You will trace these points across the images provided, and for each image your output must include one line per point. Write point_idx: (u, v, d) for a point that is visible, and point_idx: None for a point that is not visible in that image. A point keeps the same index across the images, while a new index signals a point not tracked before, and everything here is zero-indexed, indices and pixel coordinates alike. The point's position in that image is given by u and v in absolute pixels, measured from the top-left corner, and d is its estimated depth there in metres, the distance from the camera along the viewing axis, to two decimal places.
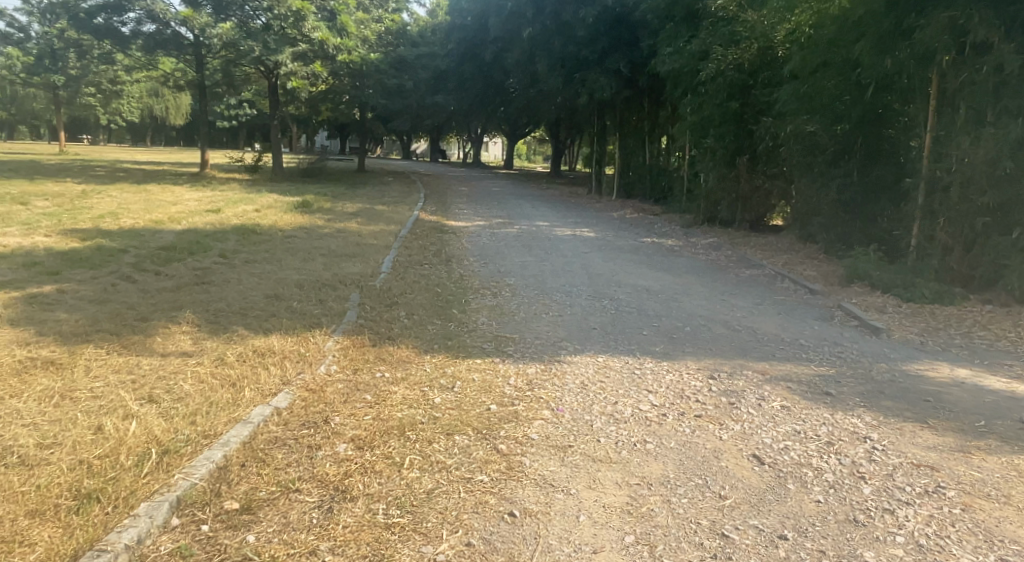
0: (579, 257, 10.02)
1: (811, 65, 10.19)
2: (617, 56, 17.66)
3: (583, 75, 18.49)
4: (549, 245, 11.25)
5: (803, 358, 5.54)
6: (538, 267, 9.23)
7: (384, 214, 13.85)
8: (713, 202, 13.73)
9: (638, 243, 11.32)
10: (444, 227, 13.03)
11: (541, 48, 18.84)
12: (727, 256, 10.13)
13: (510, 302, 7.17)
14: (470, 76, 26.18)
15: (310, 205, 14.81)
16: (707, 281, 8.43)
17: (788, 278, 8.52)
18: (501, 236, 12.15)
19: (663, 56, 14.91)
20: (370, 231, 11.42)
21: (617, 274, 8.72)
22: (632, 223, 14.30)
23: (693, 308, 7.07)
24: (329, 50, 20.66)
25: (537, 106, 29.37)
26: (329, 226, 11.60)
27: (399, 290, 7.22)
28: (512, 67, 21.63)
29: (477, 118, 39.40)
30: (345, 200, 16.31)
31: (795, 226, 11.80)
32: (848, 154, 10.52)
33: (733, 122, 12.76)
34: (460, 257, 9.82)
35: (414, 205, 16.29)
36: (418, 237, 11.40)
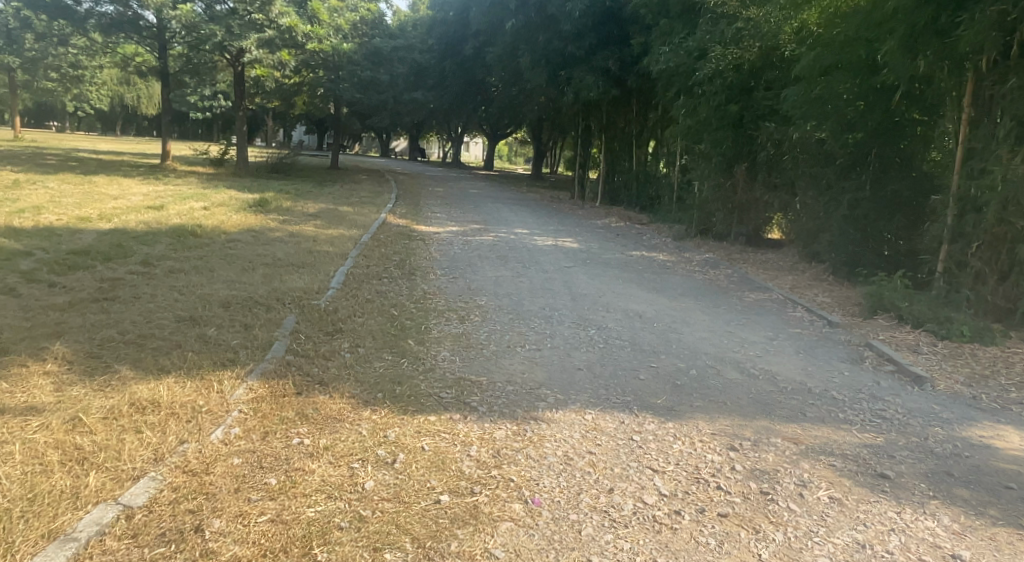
0: (561, 273, 8.89)
1: (822, 67, 9.20)
2: (605, 54, 16.61)
3: (569, 73, 17.41)
4: (528, 257, 10.11)
5: (840, 420, 4.45)
6: (514, 284, 8.08)
7: (347, 216, 12.61)
8: (707, 213, 12.68)
9: (626, 258, 10.23)
10: (412, 232, 11.82)
11: (525, 42, 17.74)
12: (725, 275, 9.07)
13: (478, 330, 6.01)
14: (450, 72, 25.00)
15: (267, 203, 13.55)
16: (708, 307, 7.35)
17: (797, 305, 7.46)
18: (476, 245, 10.98)
19: (655, 55, 13.88)
20: (326, 236, 10.19)
21: (605, 296, 7.59)
22: (619, 233, 13.22)
23: (697, 343, 5.97)
24: (299, 39, 19.37)
25: (520, 106, 28.25)
26: (280, 229, 10.34)
27: (346, 313, 6.03)
28: (493, 63, 20.51)
29: (458, 117, 38.18)
30: (308, 199, 15.05)
31: (798, 243, 10.78)
32: (861, 166, 9.52)
33: (731, 128, 11.76)
34: (426, 269, 8.64)
35: (383, 207, 15.06)
36: (381, 243, 10.19)
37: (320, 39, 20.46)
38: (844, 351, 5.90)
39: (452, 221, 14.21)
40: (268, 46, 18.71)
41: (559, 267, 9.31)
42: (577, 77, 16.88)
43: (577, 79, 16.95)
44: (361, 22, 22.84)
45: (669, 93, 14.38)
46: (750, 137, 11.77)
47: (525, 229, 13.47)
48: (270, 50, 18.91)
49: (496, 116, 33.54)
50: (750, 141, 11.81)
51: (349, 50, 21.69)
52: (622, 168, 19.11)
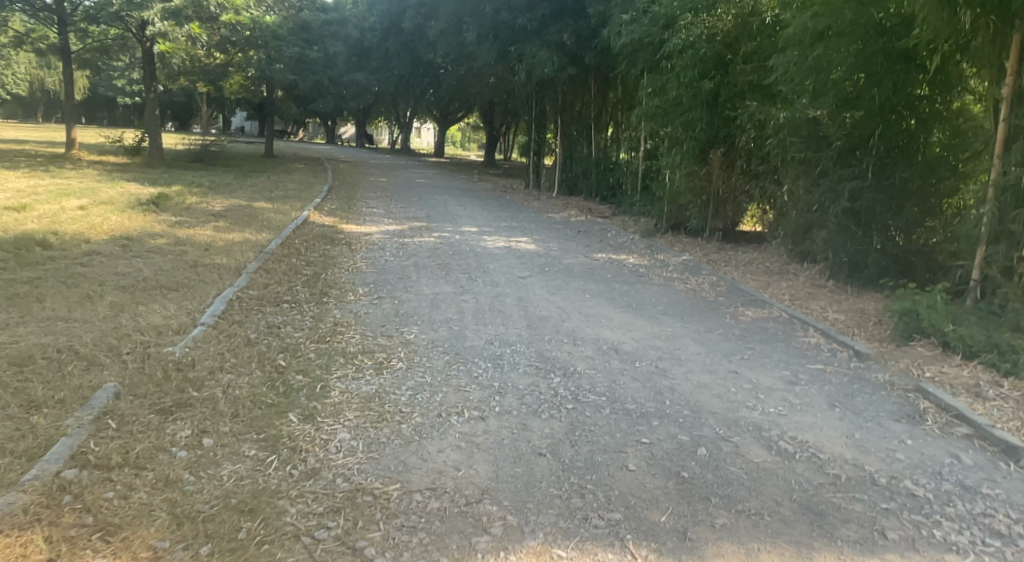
0: (514, 287, 7.23)
1: (814, 33, 7.70)
2: (558, 26, 14.94)
3: (520, 48, 15.70)
4: (474, 264, 8.41)
5: (941, 545, 2.87)
6: (454, 307, 6.38)
7: (260, 215, 10.72)
8: (679, 205, 11.14)
9: (588, 263, 8.63)
10: (333, 233, 9.98)
11: (469, 14, 15.97)
12: (709, 283, 7.54)
13: (396, 387, 4.28)
14: (393, 51, 23.02)
15: (168, 200, 11.62)
16: (701, 334, 5.76)
17: (808, 326, 5.94)
18: (414, 249, 9.24)
19: (616, 26, 12.25)
20: (222, 243, 8.31)
21: (568, 323, 5.96)
22: (578, 229, 11.62)
23: (695, 397, 4.37)
24: (211, 10, 17.37)
25: (469, 88, 26.42)
26: (167, 234, 8.47)
27: (205, 371, 4.22)
28: (437, 39, 18.69)
29: (404, 101, 36.15)
30: (219, 194, 13.12)
31: (786, 240, 9.29)
32: (862, 150, 8.06)
33: (705, 107, 10.21)
34: (343, 286, 6.89)
35: (310, 202, 13.19)
36: (291, 248, 8.36)
37: (237, 11, 18.36)
38: (891, 402, 4.37)
39: (387, 217, 12.43)
40: (173, 16, 16.48)
41: (512, 278, 7.65)
42: (527, 52, 15.21)
43: (529, 55, 15.25)
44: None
45: (634, 70, 12.81)
46: (727, 117, 10.24)
47: (472, 226, 11.77)
48: (176, 21, 16.66)
49: (445, 100, 31.56)
50: (727, 122, 10.28)
51: (272, 23, 19.59)
52: (580, 154, 17.50)
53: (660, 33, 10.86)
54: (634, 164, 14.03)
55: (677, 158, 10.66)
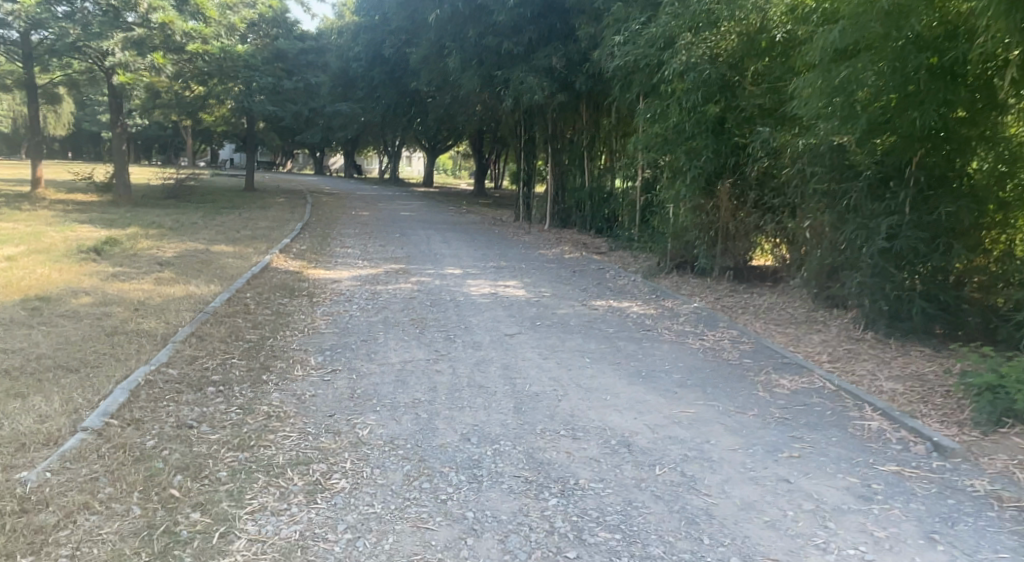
0: (499, 351, 6.06)
1: (840, 50, 6.64)
2: (546, 50, 13.99)
3: (505, 74, 14.76)
4: (453, 318, 7.23)
5: None
6: (424, 383, 5.19)
7: (215, 262, 9.58)
8: (684, 241, 10.03)
9: (585, 314, 7.47)
10: (293, 280, 8.83)
11: (451, 39, 15.04)
12: (730, 339, 6.40)
13: (328, 530, 3.08)
14: (377, 81, 22.11)
15: (116, 247, 10.50)
16: (731, 417, 4.57)
17: (863, 402, 4.77)
18: (385, 300, 8.06)
19: (609, 48, 11.24)
20: (157, 301, 7.17)
21: (564, 405, 4.79)
22: (573, 269, 10.50)
23: (742, 532, 3.18)
24: (177, 39, 16.46)
25: (457, 116, 25.48)
26: (96, 290, 7.32)
27: (57, 514, 3.02)
28: (419, 66, 17.72)
29: (391, 130, 35.28)
30: (177, 237, 12.00)
31: (809, 282, 8.18)
32: (897, 181, 6.98)
33: (711, 134, 9.15)
34: (292, 356, 5.71)
35: (278, 242, 12.06)
36: (237, 303, 7.21)
37: (205, 39, 17.18)
38: (1008, 533, 3.19)
39: (362, 258, 11.28)
40: (136, 45, 16.02)
41: (497, 337, 6.47)
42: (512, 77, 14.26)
43: (516, 80, 14.29)
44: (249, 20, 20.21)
45: (629, 95, 11.79)
46: (736, 145, 9.17)
47: (455, 268, 10.63)
48: (138, 50, 16.05)
49: (433, 129, 30.66)
50: (736, 149, 9.21)
51: (244, 51, 18.64)
52: (572, 185, 16.45)
53: (657, 54, 9.82)
54: (632, 196, 12.98)
55: (681, 190, 9.58)
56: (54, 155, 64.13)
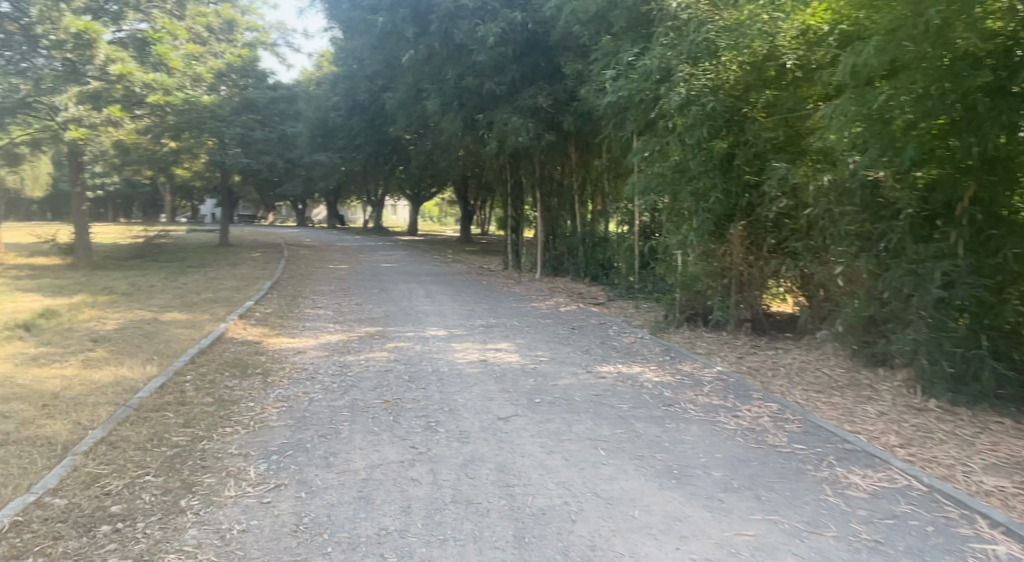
0: (491, 445, 4.85)
1: (873, 72, 5.60)
2: (531, 90, 13.17)
3: (488, 116, 13.90)
4: (435, 397, 6.03)
5: None
6: (394, 500, 3.97)
7: (161, 336, 8.33)
8: (693, 290, 8.94)
9: (590, 385, 6.28)
10: (247, 354, 7.58)
11: (429, 81, 14.15)
12: (771, 415, 5.25)
13: None
14: (358, 129, 21.30)
15: (51, 321, 9.23)
16: (805, 543, 3.38)
17: (975, 515, 3.60)
18: (354, 374, 6.84)
19: (599, 83, 10.32)
20: (73, 393, 5.90)
21: (580, 531, 3.58)
22: (571, 326, 9.36)
23: None
24: (135, 90, 15.33)
25: (439, 162, 24.61)
26: (4, 381, 6.08)
27: None
28: (396, 111, 16.82)
29: (372, 178, 34.43)
30: (127, 305, 10.77)
31: (846, 336, 7.08)
32: (944, 221, 5.84)
33: (718, 172, 8.11)
34: (230, 465, 4.49)
35: (241, 305, 10.85)
36: (172, 390, 5.96)
37: (167, 90, 15.97)
38: None
39: (333, 321, 10.05)
40: (92, 99, 15.10)
41: (488, 423, 5.26)
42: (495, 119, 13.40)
43: (499, 122, 13.43)
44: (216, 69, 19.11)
45: (625, 133, 10.81)
46: (747, 184, 8.14)
47: (438, 329, 9.45)
48: (94, 105, 15.20)
49: (415, 176, 29.81)
50: (747, 188, 8.17)
51: (211, 102, 17.53)
52: (563, 230, 15.44)
53: (653, 88, 8.84)
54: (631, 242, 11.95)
55: (688, 234, 8.52)
56: (28, 216, 62.74)
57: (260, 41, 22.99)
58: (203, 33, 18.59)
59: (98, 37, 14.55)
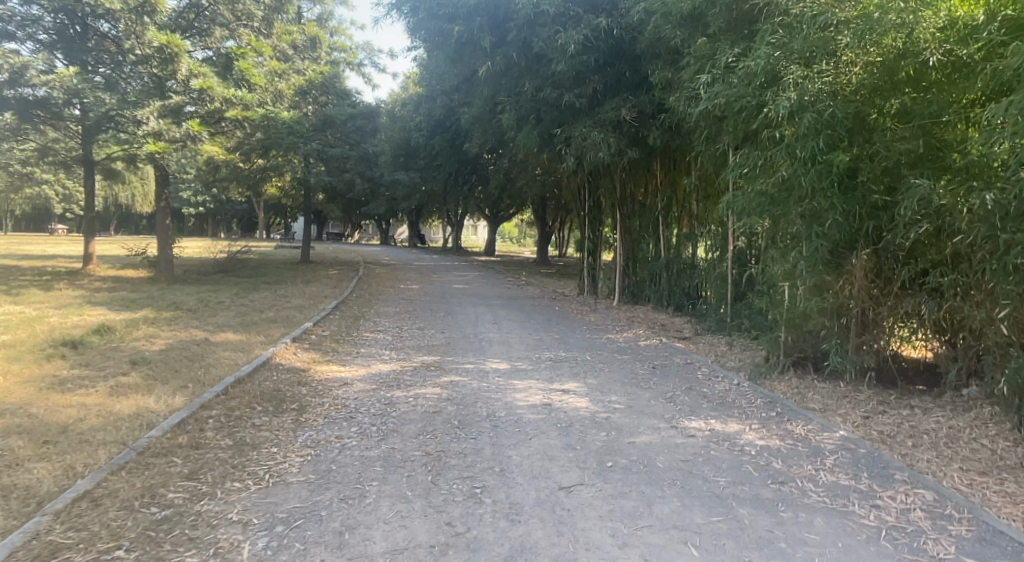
0: (552, 529, 3.79)
1: None
2: (614, 101, 12.17)
3: (567, 130, 12.97)
4: (485, 451, 5.02)
5: None
6: None
7: (204, 360, 7.70)
8: (802, 329, 7.60)
9: (676, 446, 5.11)
10: (285, 385, 6.78)
11: (506, 95, 13.32)
12: (925, 509, 3.95)
13: None
14: (437, 147, 20.81)
15: (102, 339, 8.82)
16: None
17: None
18: (397, 415, 5.90)
19: (692, 90, 9.19)
20: (79, 428, 5.21)
21: None
22: (653, 365, 8.19)
23: None
24: (217, 104, 15.28)
25: (518, 181, 23.83)
26: (16, 410, 5.50)
27: None
28: (472, 126, 16.12)
29: (452, 197, 34.14)
30: (184, 323, 10.35)
31: (1007, 397, 5.62)
32: None
33: (837, 192, 6.82)
34: (223, 538, 3.61)
35: (297, 326, 10.25)
36: (188, 429, 5.19)
37: (247, 105, 15.84)
38: None
39: (388, 347, 9.21)
40: (173, 114, 14.88)
41: (546, 494, 4.20)
42: (575, 133, 12.46)
43: (577, 137, 12.49)
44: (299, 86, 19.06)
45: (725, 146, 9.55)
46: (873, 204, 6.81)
47: (501, 361, 8.48)
48: (174, 118, 14.87)
49: (493, 195, 29.19)
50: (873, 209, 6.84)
51: (289, 119, 17.35)
52: (644, 254, 14.19)
53: (756, 94, 7.63)
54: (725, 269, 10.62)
55: (797, 263, 7.25)
56: (134, 228, 66.42)
57: (347, 62, 22.96)
58: (285, 50, 18.49)
59: (181, 52, 14.63)
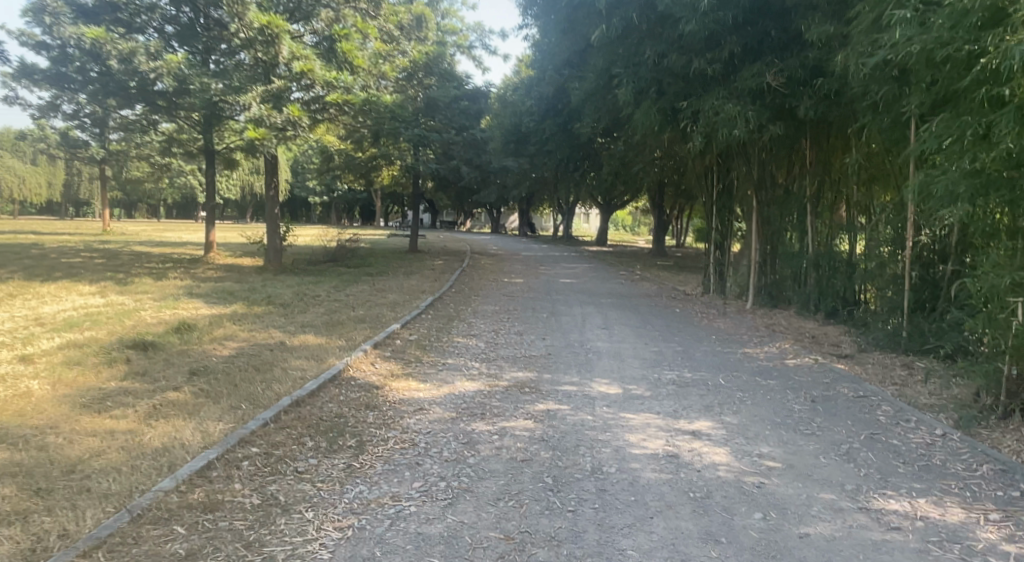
0: None
1: None
2: (754, 67, 10.34)
3: (695, 104, 11.25)
4: (588, 539, 3.60)
5: None
6: None
7: (271, 371, 6.74)
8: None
9: (868, 551, 3.50)
10: (348, 411, 5.66)
11: (625, 65, 11.71)
12: None
13: None
14: (548, 132, 19.50)
15: (176, 339, 8.10)
16: None
17: None
18: (476, 464, 4.62)
19: (875, 42, 7.33)
20: (86, 471, 4.23)
21: None
22: (808, 398, 6.45)
23: None
24: (317, 88, 14.54)
25: (634, 167, 22.05)
26: (32, 439, 4.63)
27: None
28: (586, 105, 14.60)
29: (564, 185, 32.70)
30: (267, 321, 9.60)
31: None
32: None
33: None
34: None
35: (382, 328, 9.30)
36: (213, 479, 4.09)
37: (349, 88, 14.97)
38: None
39: (479, 360, 7.96)
40: (275, 99, 14.22)
41: None
42: (706, 108, 10.80)
43: (709, 111, 10.78)
44: (403, 68, 18.20)
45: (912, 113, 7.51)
46: None
47: (608, 381, 7.10)
48: (276, 104, 14.15)
49: (608, 183, 27.52)
50: None
51: (393, 102, 16.41)
52: (785, 250, 12.17)
53: (967, 40, 5.68)
54: (908, 273, 8.60)
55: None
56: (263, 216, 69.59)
57: (459, 46, 22.02)
58: (391, 30, 17.70)
59: (282, 34, 14.02)
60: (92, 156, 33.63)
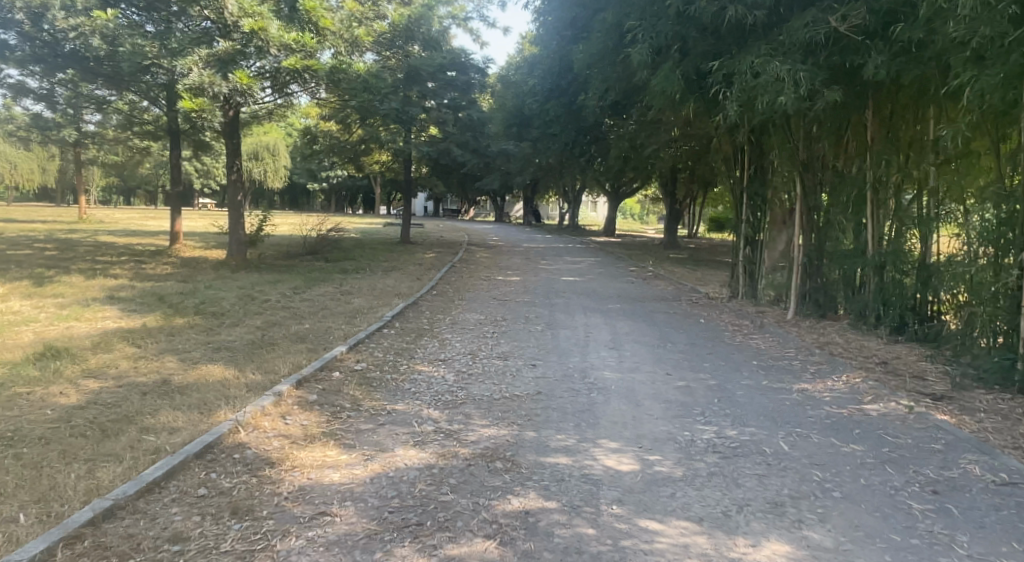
0: None
1: None
2: (808, 14, 8.14)
3: (728, 65, 9.03)
4: None
5: None
6: None
7: (120, 437, 4.54)
8: None
9: None
10: (195, 526, 3.46)
11: (640, 17, 9.49)
12: None
13: None
14: (551, 112, 17.24)
15: (25, 374, 5.92)
16: None
17: None
18: None
19: None
20: None
21: None
22: (927, 488, 4.21)
23: None
24: (275, 53, 12.26)
25: (647, 150, 19.74)
26: None
27: None
28: (592, 72, 12.34)
29: (569, 170, 30.40)
30: (177, 341, 7.44)
31: None
32: None
33: None
34: None
35: (323, 353, 7.11)
36: None
37: (311, 54, 12.76)
38: None
39: (437, 406, 5.73)
40: (222, 64, 11.83)
41: None
42: (743, 68, 8.58)
43: (747, 73, 8.60)
44: (381, 33, 15.95)
45: None
46: None
47: (618, 449, 4.86)
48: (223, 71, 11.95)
49: (617, 169, 25.22)
50: None
51: (366, 71, 14.12)
52: (837, 247, 9.93)
53: None
54: None
55: None
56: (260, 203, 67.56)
57: (453, 17, 19.82)
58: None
59: None
60: (65, 138, 31.48)
